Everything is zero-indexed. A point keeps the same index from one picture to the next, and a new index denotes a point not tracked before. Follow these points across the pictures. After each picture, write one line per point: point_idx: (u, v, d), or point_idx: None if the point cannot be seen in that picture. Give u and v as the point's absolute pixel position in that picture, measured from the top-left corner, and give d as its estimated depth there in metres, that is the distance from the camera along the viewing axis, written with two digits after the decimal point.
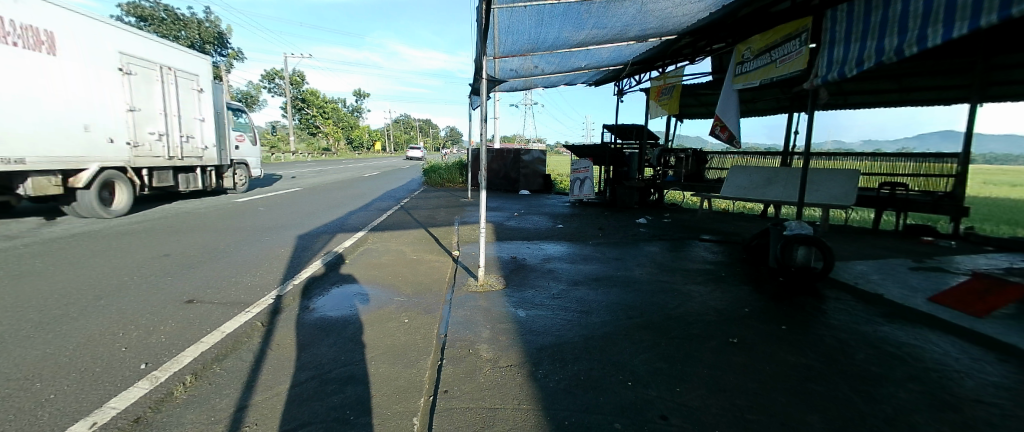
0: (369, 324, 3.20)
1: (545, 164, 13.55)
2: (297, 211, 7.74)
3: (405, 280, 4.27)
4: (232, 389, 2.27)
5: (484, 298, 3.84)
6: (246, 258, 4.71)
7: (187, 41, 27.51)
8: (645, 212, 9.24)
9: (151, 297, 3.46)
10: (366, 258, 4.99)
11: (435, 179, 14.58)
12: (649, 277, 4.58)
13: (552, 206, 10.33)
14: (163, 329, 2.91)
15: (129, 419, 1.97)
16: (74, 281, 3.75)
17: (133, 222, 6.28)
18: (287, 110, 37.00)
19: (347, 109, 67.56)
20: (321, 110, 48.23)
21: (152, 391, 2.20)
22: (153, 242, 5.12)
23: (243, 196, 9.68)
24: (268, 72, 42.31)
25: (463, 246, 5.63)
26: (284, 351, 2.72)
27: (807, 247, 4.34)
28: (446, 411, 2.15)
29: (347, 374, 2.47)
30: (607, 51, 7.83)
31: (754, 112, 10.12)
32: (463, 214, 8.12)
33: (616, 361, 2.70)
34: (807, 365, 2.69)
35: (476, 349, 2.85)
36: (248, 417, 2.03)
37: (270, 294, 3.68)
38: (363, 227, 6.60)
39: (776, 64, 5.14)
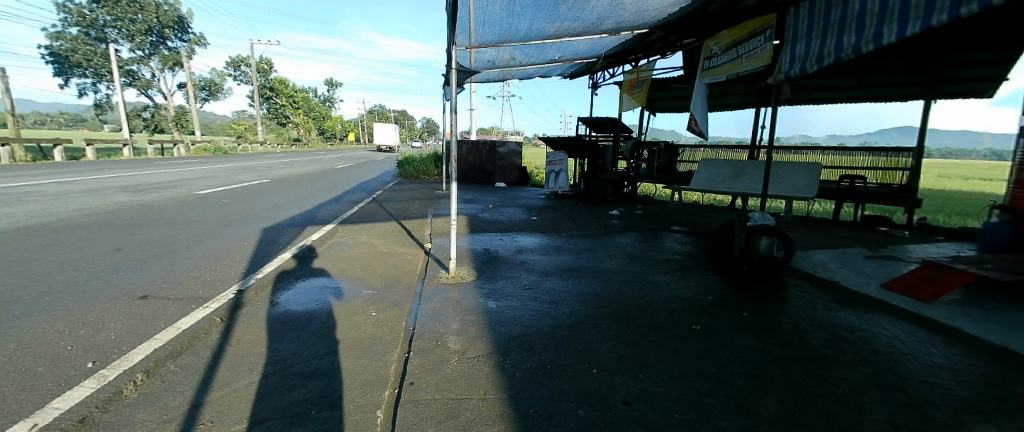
0: (335, 317, 3.14)
1: (520, 156, 13.50)
2: (264, 204, 7.48)
3: (375, 273, 4.21)
4: (187, 386, 2.19)
5: (455, 290, 3.83)
6: (207, 251, 4.54)
7: (144, 24, 26.13)
8: (618, 205, 9.38)
9: (102, 293, 3.30)
10: (335, 250, 4.89)
11: (410, 171, 14.38)
12: (619, 267, 4.67)
13: (527, 199, 10.34)
14: (113, 326, 2.78)
15: (73, 419, 1.88)
16: (17, 277, 3.54)
17: (83, 215, 5.93)
18: (254, 98, 35.48)
19: (319, 98, 66.05)
20: (290, 99, 47.04)
21: (99, 390, 2.10)
22: (106, 236, 4.86)
23: (205, 188, 9.28)
24: (234, 59, 40.72)
25: (436, 238, 5.58)
26: (245, 347, 2.64)
27: (770, 237, 4.49)
28: (411, 402, 2.15)
29: (310, 368, 2.43)
30: (581, 43, 7.85)
31: (724, 106, 10.32)
32: (437, 207, 8.03)
33: (582, 349, 2.74)
34: (765, 349, 2.80)
35: (444, 340, 2.84)
36: (203, 414, 1.97)
37: (231, 289, 3.56)
38: (334, 219, 6.47)
39: (741, 59, 5.27)
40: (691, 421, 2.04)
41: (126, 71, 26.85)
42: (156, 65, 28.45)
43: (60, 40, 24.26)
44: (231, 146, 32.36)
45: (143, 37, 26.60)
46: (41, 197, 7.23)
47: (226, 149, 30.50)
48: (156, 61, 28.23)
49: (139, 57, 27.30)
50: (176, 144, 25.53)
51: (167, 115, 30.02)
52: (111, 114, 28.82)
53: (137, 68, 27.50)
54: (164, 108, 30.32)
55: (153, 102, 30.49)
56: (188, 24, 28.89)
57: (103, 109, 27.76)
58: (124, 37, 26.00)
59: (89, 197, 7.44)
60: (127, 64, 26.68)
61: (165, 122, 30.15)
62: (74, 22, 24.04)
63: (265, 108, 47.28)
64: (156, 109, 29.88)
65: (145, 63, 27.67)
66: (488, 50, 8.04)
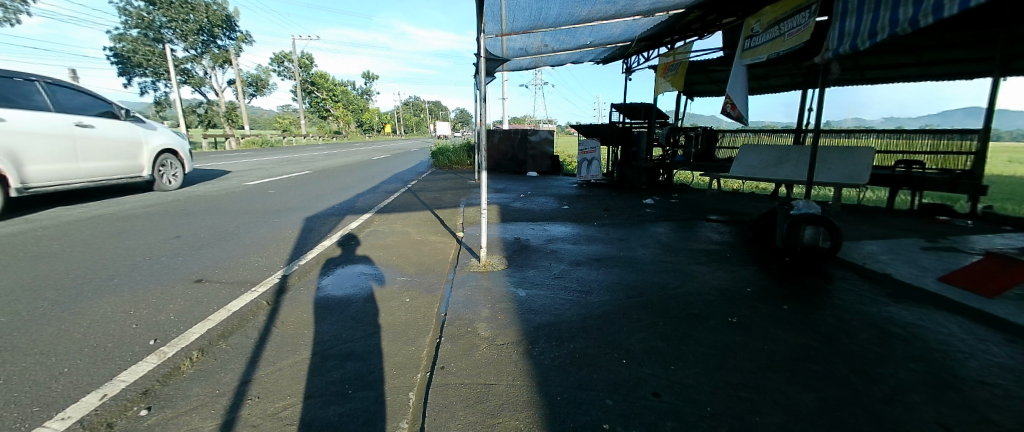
0: (371, 303, 3.27)
1: (553, 144, 13.37)
2: (305, 194, 7.82)
3: (409, 261, 4.33)
4: (236, 364, 2.36)
5: (486, 278, 3.89)
6: (254, 239, 4.81)
7: (195, 24, 27.53)
8: (653, 193, 9.15)
9: (162, 277, 3.59)
10: (372, 238, 5.07)
11: (443, 161, 14.60)
12: (652, 257, 4.56)
13: (559, 187, 10.27)
14: (172, 307, 3.02)
15: (137, 391, 2.08)
16: (94, 260, 3.92)
17: (146, 205, 6.43)
18: (297, 93, 36.82)
19: (356, 91, 67.95)
20: (331, 93, 48.76)
21: (160, 365, 2.30)
22: (165, 225, 5.25)
23: (253, 179, 9.81)
24: (278, 55, 42.45)
25: (467, 227, 5.66)
26: (289, 329, 2.80)
27: (815, 227, 4.27)
28: (441, 386, 2.21)
29: (347, 350, 2.55)
30: (614, 26, 7.60)
31: (768, 88, 9.78)
32: (469, 196, 8.12)
33: (611, 340, 2.72)
34: (804, 344, 2.67)
35: (474, 327, 2.90)
36: (251, 391, 2.12)
37: (276, 274, 3.78)
38: (370, 209, 6.67)
39: (783, 38, 4.95)
40: (723, 415, 1.99)
41: (181, 69, 28.65)
42: (208, 64, 30.08)
43: (123, 42, 26.24)
44: (277, 140, 33.94)
45: (194, 37, 28.06)
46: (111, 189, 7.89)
47: (272, 142, 31.99)
48: (208, 60, 29.74)
49: (192, 56, 28.94)
50: (228, 138, 27.04)
51: (219, 111, 31.87)
52: (170, 110, 30.94)
53: (191, 66, 29.24)
54: (216, 104, 32.24)
55: (206, 98, 32.42)
56: (235, 22, 30.31)
57: (163, 106, 29.84)
58: (178, 36, 27.65)
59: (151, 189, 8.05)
60: (183, 63, 28.40)
61: (217, 117, 32.06)
62: (135, 24, 26.08)
63: (306, 101, 49.13)
64: (209, 105, 31.87)
65: (198, 61, 29.33)
66: (519, 37, 7.97)
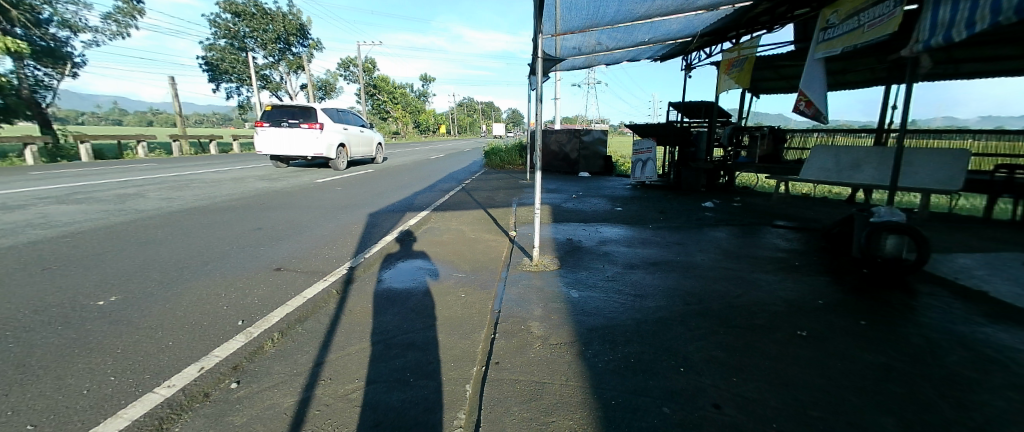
0: (429, 296, 3.42)
1: (606, 144, 13.15)
2: (368, 191, 8.28)
3: (463, 257, 4.47)
4: (311, 347, 2.57)
5: (539, 277, 3.92)
6: (324, 232, 5.18)
7: (274, 33, 29.88)
8: (712, 196, 8.73)
9: (247, 264, 3.97)
10: (429, 235, 5.28)
11: (496, 161, 14.83)
12: (711, 263, 4.37)
13: (612, 189, 10.09)
14: (256, 292, 3.33)
15: (229, 365, 2.33)
16: (192, 247, 4.42)
17: (232, 199, 7.12)
18: (360, 95, 38.94)
19: (414, 92, 70.66)
20: (391, 96, 51.09)
21: (247, 344, 2.56)
22: (249, 217, 5.79)
23: (322, 177, 10.53)
24: (344, 61, 45.12)
25: (520, 227, 5.73)
26: (355, 317, 3.00)
27: (898, 236, 3.92)
28: (496, 381, 2.28)
29: (408, 340, 2.69)
30: (673, 22, 7.34)
31: (844, 84, 9.00)
32: (521, 196, 8.20)
33: (668, 347, 2.65)
34: (884, 364, 2.45)
35: (527, 325, 2.94)
36: (324, 372, 2.30)
37: (344, 265, 4.05)
38: (427, 206, 6.94)
39: (863, 29, 4.55)
40: None
41: (262, 75, 31.32)
42: (284, 70, 32.59)
43: (214, 51, 29.05)
44: None
45: (273, 45, 30.47)
46: (204, 184, 8.83)
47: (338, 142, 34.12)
48: (284, 66, 32.12)
49: (271, 63, 31.47)
50: None
51: None
52: (252, 113, 33.98)
53: (270, 72, 31.84)
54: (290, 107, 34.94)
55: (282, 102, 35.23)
56: (308, 31, 32.44)
57: (246, 109, 32.79)
58: (259, 45, 30.19)
59: (236, 184, 8.90)
60: (263, 69, 31.02)
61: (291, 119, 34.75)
62: (222, 35, 28.88)
63: (368, 104, 51.74)
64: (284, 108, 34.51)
65: (275, 68, 31.85)
66: (574, 36, 7.92)
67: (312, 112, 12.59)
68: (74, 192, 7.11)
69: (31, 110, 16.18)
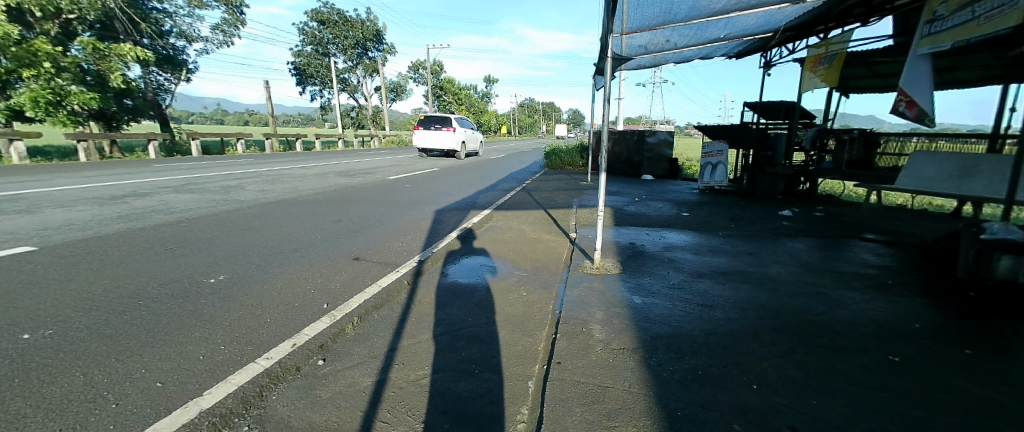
0: (492, 293, 3.53)
1: (671, 146, 12.66)
2: (433, 189, 8.66)
3: (525, 257, 4.54)
4: (385, 333, 2.77)
5: (600, 280, 3.89)
6: (396, 226, 5.51)
7: (353, 39, 32.11)
8: (789, 204, 8.09)
9: (329, 252, 4.33)
10: (491, 233, 5.42)
11: (556, 161, 14.82)
12: (788, 276, 4.07)
13: (676, 193, 9.69)
14: (337, 278, 3.64)
15: (317, 343, 2.58)
16: (283, 234, 4.91)
17: (315, 192, 7.77)
18: (427, 96, 40.65)
19: (477, 93, 72.48)
20: (456, 97, 52.85)
21: (331, 325, 2.81)
22: (329, 209, 6.30)
23: (392, 174, 11.17)
24: (414, 64, 47.37)
25: (580, 228, 5.71)
26: (425, 308, 3.18)
27: (1015, 256, 3.27)
28: (558, 381, 2.31)
29: (473, 334, 2.80)
30: (752, 17, 6.87)
31: (955, 82, 7.91)
32: (582, 198, 8.14)
33: (739, 361, 2.52)
34: (999, 400, 2.15)
35: (589, 328, 2.94)
36: (397, 358, 2.47)
37: (414, 258, 4.29)
38: (490, 205, 7.12)
39: (977, 21, 3.98)
40: None
41: (341, 79, 33.82)
42: (361, 73, 34.94)
43: (300, 57, 31.75)
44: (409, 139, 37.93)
45: (352, 50, 32.76)
46: (291, 178, 9.74)
47: (406, 142, 35.90)
48: (361, 69, 34.48)
49: (349, 67, 33.87)
50: (372, 138, 31.15)
51: (367, 113, 36.87)
52: (331, 113, 36.81)
53: (349, 76, 34.28)
54: (364, 108, 37.37)
55: (357, 103, 37.78)
56: (382, 36, 34.35)
57: (327, 109, 35.60)
58: (340, 51, 32.61)
59: (318, 179, 9.71)
60: (343, 73, 33.49)
61: (365, 119, 37.17)
62: (309, 42, 31.53)
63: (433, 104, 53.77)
64: (358, 108, 36.86)
65: (353, 71, 34.26)
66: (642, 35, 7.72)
67: (448, 120, 19.00)
68: (188, 183, 8.16)
69: (155, 110, 18.76)
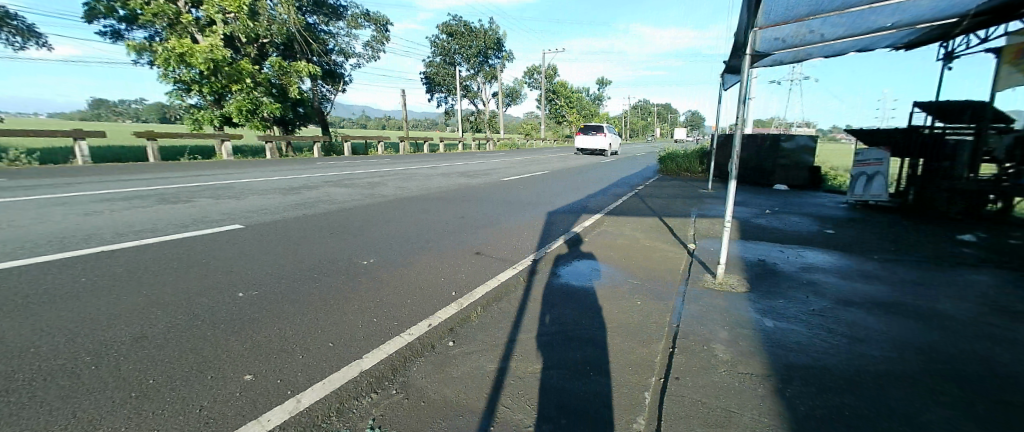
0: (605, 298, 3.54)
1: (813, 153, 11.09)
2: (545, 191, 8.90)
3: (639, 265, 4.44)
4: (505, 324, 2.97)
5: (724, 297, 3.62)
6: (511, 225, 5.82)
7: (476, 48, 34.43)
8: (977, 227, 6.50)
9: (454, 246, 4.77)
10: (603, 238, 5.40)
11: (672, 167, 14.05)
12: (975, 315, 3.31)
13: (818, 206, 8.47)
14: (462, 270, 4.01)
15: (448, 326, 2.89)
16: (416, 226, 5.54)
17: (440, 190, 8.57)
18: (541, 100, 41.64)
19: (589, 96, 71.98)
20: (568, 100, 53.29)
21: (458, 311, 3.11)
22: (453, 206, 6.91)
23: (506, 176, 11.75)
24: (530, 69, 48.91)
25: (700, 240, 5.36)
26: (541, 306, 3.32)
27: None
28: (676, 396, 2.24)
29: (588, 337, 2.86)
30: (927, 4, 5.66)
31: None
32: (702, 207, 7.60)
33: (902, 409, 2.15)
34: None
35: (711, 347, 2.77)
36: (516, 349, 2.65)
37: (529, 257, 4.50)
38: (601, 210, 7.08)
39: None
40: None
41: (464, 85, 36.53)
42: (481, 80, 37.31)
43: (430, 67, 35.13)
44: (521, 142, 39.33)
45: (474, 59, 35.23)
46: (420, 177, 10.87)
47: (518, 145, 37.33)
48: (481, 76, 36.83)
49: (472, 74, 36.42)
50: (488, 140, 33.08)
51: (485, 118, 39.21)
52: (453, 118, 40.02)
53: (470, 83, 36.89)
54: (483, 112, 39.82)
55: (477, 108, 40.42)
56: (502, 43, 36.14)
57: (450, 114, 38.80)
58: (464, 60, 35.26)
59: (443, 179, 10.67)
60: (466, 80, 36.15)
61: (483, 123, 39.60)
62: (439, 53, 34.70)
63: (545, 108, 54.85)
64: (476, 113, 39.34)
65: (474, 78, 36.77)
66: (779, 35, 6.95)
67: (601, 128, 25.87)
68: (343, 179, 9.65)
69: (318, 116, 22.45)
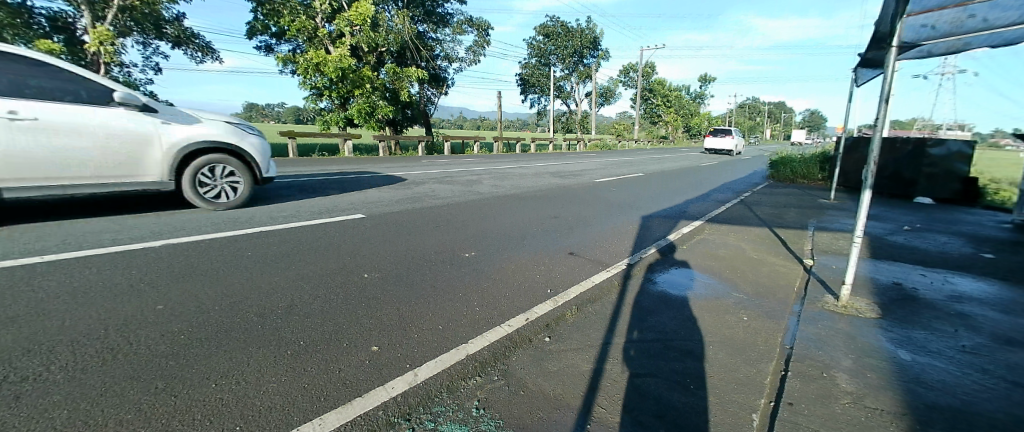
0: (707, 310, 3.37)
1: (970, 160, 9.22)
2: (640, 194, 8.62)
3: (744, 278, 4.13)
4: (600, 326, 3.00)
5: (849, 322, 3.22)
6: (604, 228, 5.77)
7: (572, 48, 34.33)
8: None
9: (548, 245, 4.88)
10: (704, 247, 5.10)
11: (785, 173, 12.67)
12: None
13: (980, 225, 7.03)
14: (556, 269, 4.09)
15: (544, 322, 3.00)
16: (511, 224, 5.76)
17: (533, 190, 8.78)
18: (636, 99, 40.19)
19: (689, 94, 67.65)
20: (666, 99, 50.72)
21: (553, 309, 3.21)
22: (545, 206, 7.04)
23: (598, 177, 11.60)
24: (625, 67, 47.41)
25: (819, 255, 4.81)
26: (636, 311, 3.28)
27: None
28: (789, 422, 2.08)
29: (687, 348, 2.76)
30: None
31: None
32: (821, 218, 6.78)
33: None
34: None
35: (832, 375, 2.50)
36: (611, 352, 2.66)
37: (623, 261, 4.44)
38: (701, 216, 6.67)
39: None
40: None
41: (558, 86, 36.73)
42: (575, 80, 37.16)
43: (526, 68, 35.90)
44: (613, 143, 38.41)
45: (569, 59, 35.23)
46: (513, 176, 11.22)
47: (610, 146, 36.51)
48: (575, 76, 36.67)
49: (566, 75, 36.44)
50: (580, 141, 32.88)
51: (577, 118, 38.97)
52: (545, 118, 40.44)
53: (564, 83, 36.95)
54: (575, 112, 39.63)
55: (569, 108, 40.38)
56: (599, 42, 35.56)
57: (542, 115, 39.29)
58: (559, 60, 35.40)
59: (535, 178, 10.89)
60: (560, 81, 36.31)
61: (575, 123, 39.39)
62: (535, 55, 35.31)
63: (640, 108, 52.82)
64: (568, 114, 39.30)
65: (569, 78, 36.74)
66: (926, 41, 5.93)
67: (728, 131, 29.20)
68: (444, 176, 10.34)
69: (422, 117, 24.25)
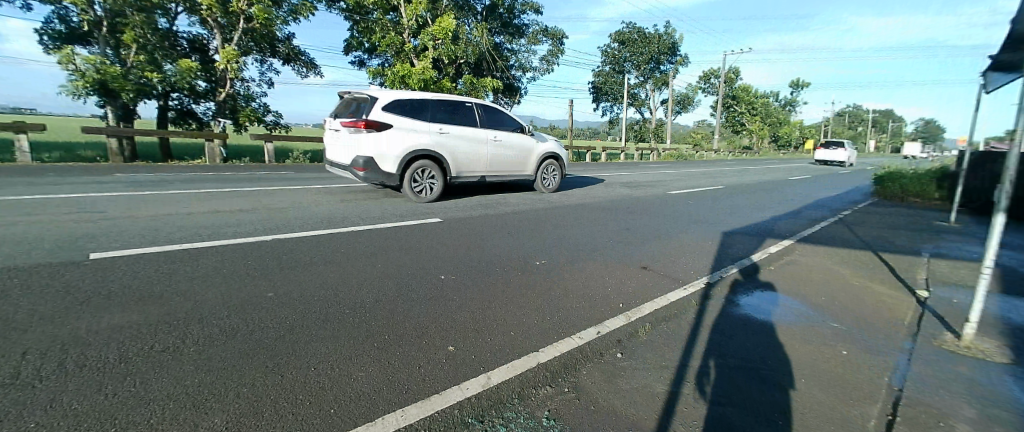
0: (797, 339, 3.08)
1: None
2: (720, 208, 8.12)
3: (843, 306, 3.72)
4: (675, 346, 2.87)
5: (979, 366, 2.76)
6: (680, 242, 5.52)
7: (647, 55, 33.37)
8: None
9: (619, 257, 4.78)
10: (794, 269, 4.67)
11: (895, 189, 11.19)
12: None
13: None
14: (628, 283, 3.99)
15: (615, 337, 2.95)
16: (582, 234, 5.72)
17: (603, 200, 8.64)
18: (717, 106, 37.94)
19: (779, 100, 62.37)
20: (751, 106, 47.29)
21: (625, 324, 3.14)
22: (617, 217, 6.90)
23: (673, 189, 11.10)
24: (705, 73, 44.98)
25: (938, 286, 4.19)
26: (715, 334, 3.10)
27: None
28: None
29: (772, 378, 2.55)
30: None
31: None
32: (942, 243, 5.89)
33: None
34: None
35: (955, 426, 2.16)
36: (686, 375, 2.54)
37: (701, 279, 4.22)
38: (791, 235, 6.12)
39: None
40: None
41: (632, 94, 35.86)
42: (650, 87, 36.03)
43: (599, 76, 35.53)
44: (690, 153, 36.53)
45: (645, 66, 34.27)
46: (584, 186, 11.13)
47: (686, 155, 34.74)
48: (651, 83, 35.55)
49: (641, 82, 35.45)
50: (654, 150, 31.70)
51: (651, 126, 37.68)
52: (617, 126, 39.61)
53: (638, 91, 35.98)
54: (649, 121, 38.35)
55: (643, 116, 39.20)
56: (677, 48, 34.17)
57: (614, 123, 38.55)
58: (634, 67, 34.57)
59: (605, 188, 10.71)
60: (634, 88, 35.42)
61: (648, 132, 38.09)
62: (608, 62, 34.85)
63: (721, 115, 49.74)
64: (642, 122, 38.11)
65: (643, 86, 35.69)
66: None
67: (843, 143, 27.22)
68: (514, 183, 10.54)
69: None
